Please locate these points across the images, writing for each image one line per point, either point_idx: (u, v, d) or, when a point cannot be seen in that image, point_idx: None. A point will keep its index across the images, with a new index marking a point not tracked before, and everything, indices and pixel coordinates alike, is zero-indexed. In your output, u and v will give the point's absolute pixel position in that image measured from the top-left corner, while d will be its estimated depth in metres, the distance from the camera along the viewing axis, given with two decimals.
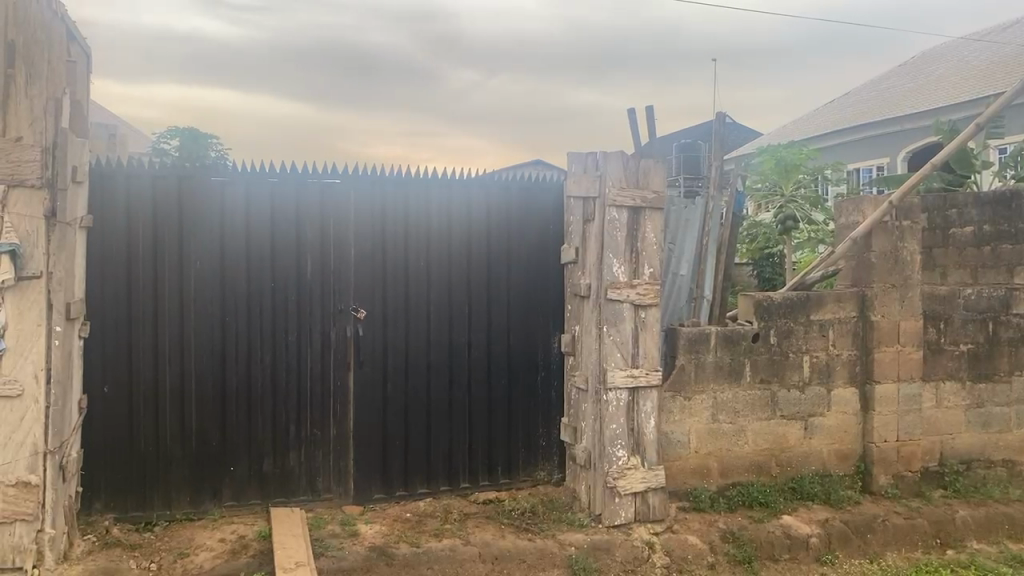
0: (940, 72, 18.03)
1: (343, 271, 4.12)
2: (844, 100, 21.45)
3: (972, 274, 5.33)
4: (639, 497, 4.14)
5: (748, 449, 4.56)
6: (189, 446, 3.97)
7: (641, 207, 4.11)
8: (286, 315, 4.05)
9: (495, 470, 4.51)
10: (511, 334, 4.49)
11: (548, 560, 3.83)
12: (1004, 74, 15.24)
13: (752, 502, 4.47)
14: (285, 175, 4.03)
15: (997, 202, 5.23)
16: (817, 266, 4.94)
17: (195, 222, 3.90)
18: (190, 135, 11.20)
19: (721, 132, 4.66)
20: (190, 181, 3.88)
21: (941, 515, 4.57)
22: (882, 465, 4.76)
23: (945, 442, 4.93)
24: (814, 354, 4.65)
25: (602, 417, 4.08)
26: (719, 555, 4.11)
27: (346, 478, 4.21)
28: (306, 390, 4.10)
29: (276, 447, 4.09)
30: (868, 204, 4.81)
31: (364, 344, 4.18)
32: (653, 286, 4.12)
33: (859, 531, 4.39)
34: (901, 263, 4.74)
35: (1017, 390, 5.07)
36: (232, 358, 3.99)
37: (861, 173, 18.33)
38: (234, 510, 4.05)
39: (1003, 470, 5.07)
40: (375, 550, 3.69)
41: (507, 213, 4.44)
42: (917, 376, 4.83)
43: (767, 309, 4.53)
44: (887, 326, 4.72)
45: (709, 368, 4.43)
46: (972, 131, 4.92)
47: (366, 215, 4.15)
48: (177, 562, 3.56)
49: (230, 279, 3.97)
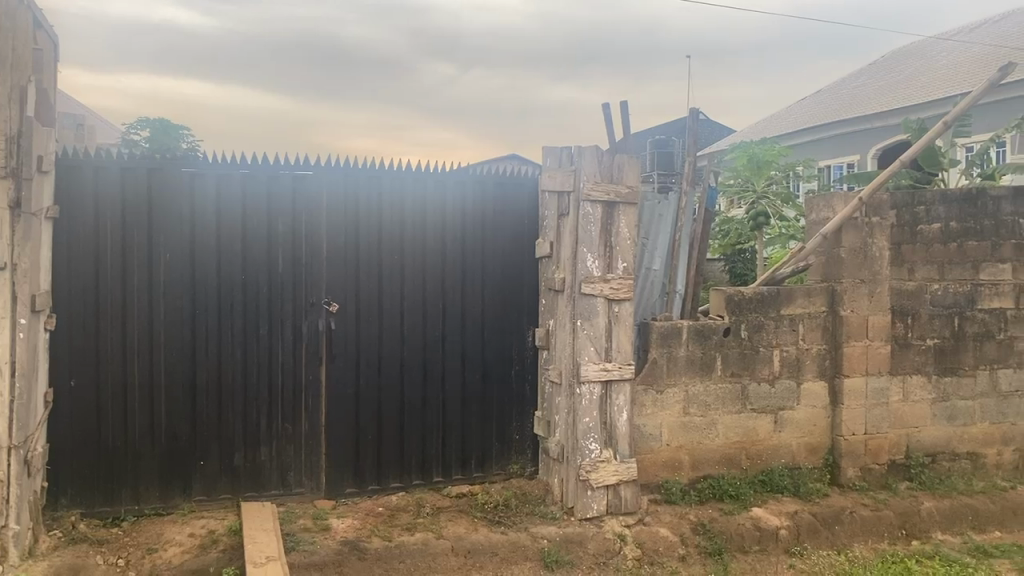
0: (908, 72, 18.26)
1: (315, 264, 4.09)
2: (815, 98, 21.69)
3: (938, 270, 5.32)
4: (611, 489, 4.18)
5: (719, 442, 4.60)
6: (158, 440, 3.92)
7: (615, 201, 4.13)
8: (257, 309, 4.02)
9: (469, 463, 4.51)
10: (485, 328, 4.48)
11: (520, 553, 3.85)
12: (973, 75, 15.45)
13: (723, 494, 4.52)
14: (256, 167, 3.98)
15: (965, 201, 5.26)
16: (788, 262, 4.97)
17: (164, 214, 3.85)
18: (161, 125, 11.07)
19: (695, 128, 4.67)
20: (159, 172, 3.83)
21: (908, 507, 4.64)
22: (850, 457, 4.83)
23: (912, 435, 5.02)
24: (785, 348, 4.71)
25: (576, 410, 4.11)
26: (692, 548, 4.14)
27: (318, 472, 4.18)
28: (278, 385, 4.07)
29: (246, 442, 4.05)
30: (839, 201, 4.88)
31: (337, 338, 4.15)
32: (627, 281, 4.15)
33: (827, 522, 4.45)
34: (870, 258, 4.81)
35: (982, 384, 5.16)
36: (202, 351, 3.95)
37: (831, 171, 18.54)
38: (204, 504, 4.01)
39: (968, 463, 5.16)
40: (347, 544, 3.68)
41: (481, 207, 4.43)
42: (885, 370, 4.90)
43: (739, 305, 4.58)
44: (856, 321, 4.78)
45: (682, 362, 4.47)
46: (941, 129, 4.98)
47: (339, 208, 4.12)
48: (145, 558, 3.53)
49: (200, 271, 3.92)
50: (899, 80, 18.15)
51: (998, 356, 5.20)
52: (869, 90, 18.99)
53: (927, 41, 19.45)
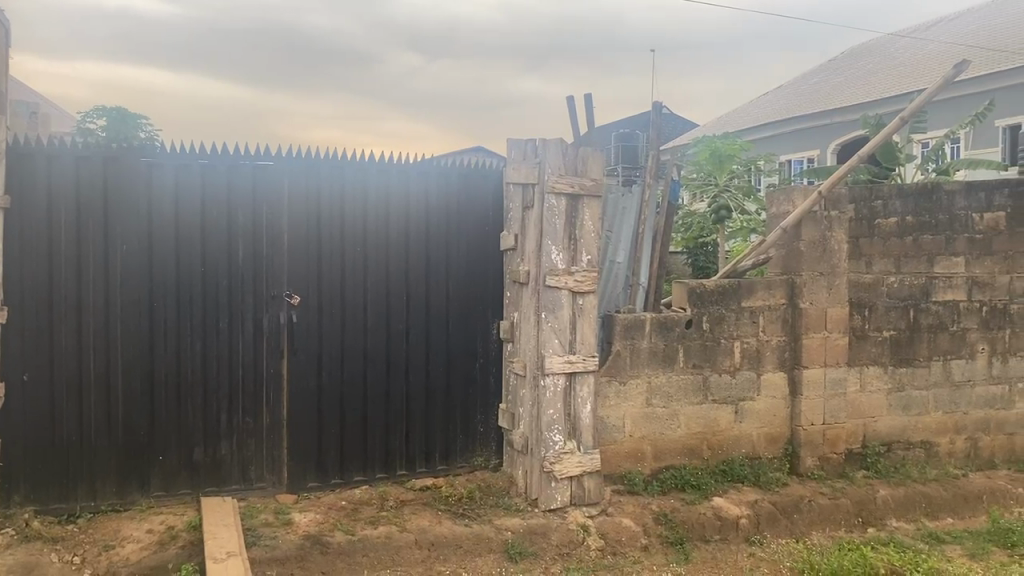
0: (868, 68, 18.56)
1: (276, 256, 4.04)
2: (777, 93, 21.96)
3: (895, 262, 5.21)
4: (574, 481, 4.20)
5: (681, 433, 4.65)
6: (115, 436, 3.85)
7: (579, 194, 4.14)
8: (217, 302, 3.96)
9: (433, 457, 4.49)
10: (450, 321, 4.47)
11: (484, 545, 3.86)
12: (929, 73, 15.76)
13: (684, 484, 4.57)
14: (215, 158, 3.91)
15: (920, 195, 5.21)
16: (749, 255, 5.03)
17: (121, 206, 3.77)
18: (116, 114, 10.81)
19: (658, 122, 4.69)
20: (116, 161, 3.74)
21: (864, 495, 4.74)
22: (809, 447, 4.92)
23: (869, 425, 5.12)
24: (745, 340, 4.77)
25: (540, 402, 4.12)
26: (654, 538, 4.18)
27: (280, 466, 4.14)
28: (238, 378, 4.02)
29: (206, 437, 3.99)
30: (798, 194, 4.95)
31: (298, 331, 4.10)
32: (591, 274, 4.17)
33: (786, 511, 4.52)
34: (828, 252, 4.90)
35: (935, 374, 5.28)
36: (160, 343, 3.88)
37: (792, 166, 18.81)
38: (162, 500, 3.95)
39: (922, 452, 5.28)
40: (309, 539, 3.65)
41: (445, 199, 4.41)
42: (843, 361, 4.99)
43: (700, 297, 4.63)
44: (814, 314, 4.86)
45: (645, 353, 4.50)
46: (897, 125, 5.06)
47: (301, 199, 4.07)
48: (101, 555, 3.47)
49: (158, 262, 3.85)
50: (857, 76, 18.45)
51: (951, 347, 5.31)
52: (829, 86, 19.27)
53: (885, 39, 19.79)
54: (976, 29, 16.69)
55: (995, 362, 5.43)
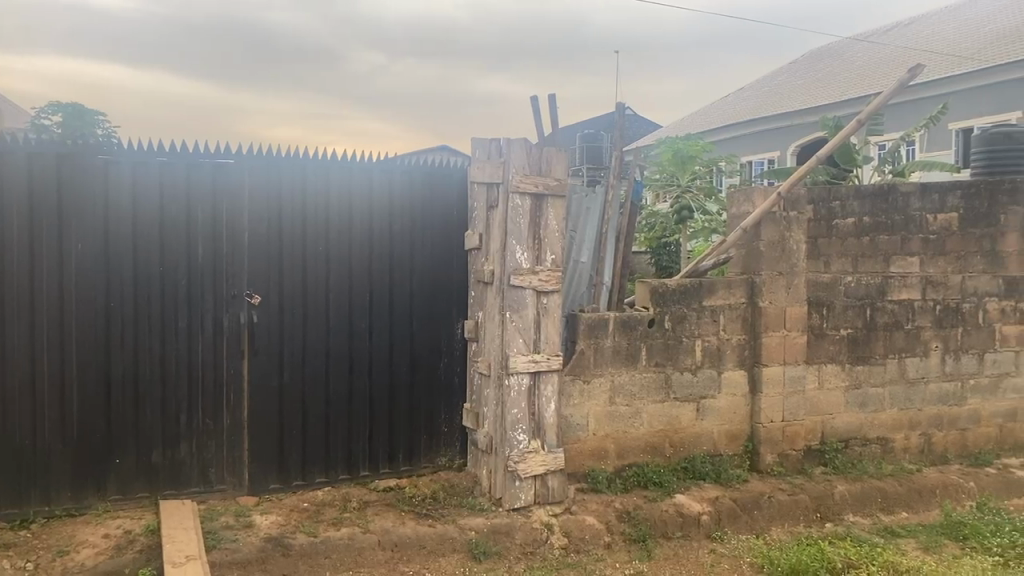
0: (827, 70, 18.89)
1: (236, 255, 3.98)
2: (738, 95, 22.25)
3: (851, 262, 5.71)
4: (538, 479, 4.21)
5: (643, 430, 4.68)
6: (69, 438, 3.77)
7: (543, 193, 4.16)
8: (176, 301, 3.90)
9: (396, 457, 4.48)
10: (414, 320, 4.45)
11: (448, 545, 3.86)
12: (885, 76, 16.10)
13: (647, 482, 4.61)
14: (174, 155, 3.85)
15: (876, 197, 5.65)
16: (710, 255, 5.10)
17: (76, 204, 3.69)
18: (73, 111, 10.61)
19: (622, 123, 4.71)
20: (71, 158, 3.67)
21: (822, 491, 4.83)
22: (769, 444, 5.00)
23: (826, 421, 5.21)
24: (706, 339, 4.82)
25: (504, 402, 4.12)
26: (617, 535, 4.22)
27: (240, 468, 4.09)
28: (198, 378, 3.96)
29: (164, 439, 3.92)
30: (758, 195, 5.03)
31: (259, 331, 4.06)
32: (555, 273, 4.19)
33: (746, 508, 4.58)
34: (788, 252, 4.97)
35: (891, 371, 5.39)
36: (117, 344, 3.81)
37: (753, 167, 19.07)
38: (119, 504, 3.88)
39: (878, 448, 5.39)
40: (271, 540, 3.61)
41: (409, 197, 4.39)
42: (802, 359, 5.07)
43: (663, 297, 4.68)
44: (773, 312, 4.94)
45: (608, 352, 4.53)
46: (855, 126, 5.10)
47: (262, 197, 4.02)
48: (56, 561, 3.39)
49: (115, 261, 3.78)
50: (817, 79, 18.78)
51: (906, 345, 5.42)
52: (789, 88, 19.58)
53: (844, 43, 20.18)
54: (931, 33, 17.10)
55: (948, 359, 5.55)
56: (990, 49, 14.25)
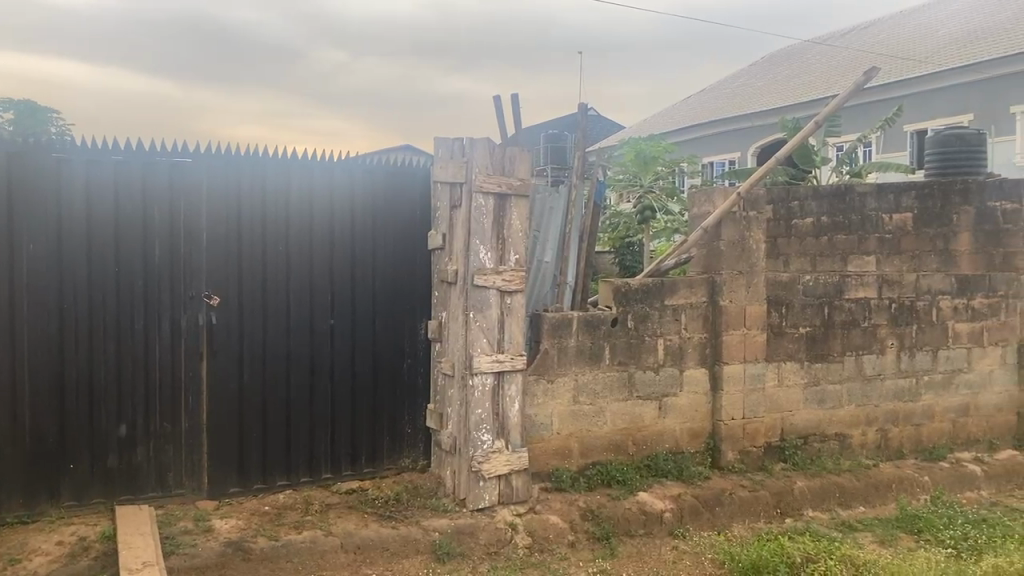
0: (786, 72, 19.19)
1: (194, 254, 3.92)
2: (700, 96, 22.48)
3: (810, 262, 5.99)
4: (502, 479, 4.21)
5: (606, 429, 4.70)
6: (21, 443, 3.67)
7: (507, 193, 4.16)
8: (132, 302, 3.82)
9: (359, 459, 4.44)
10: (376, 320, 4.42)
11: (411, 547, 3.84)
12: (843, 79, 16.40)
13: (611, 480, 4.64)
14: (130, 154, 3.77)
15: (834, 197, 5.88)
16: (671, 255, 5.13)
17: (26, 203, 3.59)
18: (25, 107, 10.34)
19: (585, 123, 4.73)
20: (22, 156, 3.57)
21: (782, 487, 4.90)
22: (730, 441, 5.06)
23: (786, 418, 5.28)
24: (668, 337, 4.86)
25: (468, 403, 4.12)
26: (580, 534, 4.23)
27: (200, 471, 4.02)
28: (155, 380, 3.88)
29: (120, 443, 3.84)
30: (719, 195, 5.11)
31: (218, 332, 3.99)
32: (519, 273, 4.20)
33: (708, 504, 4.63)
34: (747, 251, 5.03)
35: (849, 368, 5.49)
36: (71, 345, 3.72)
37: (715, 167, 19.29)
38: (74, 510, 3.79)
39: (836, 443, 5.48)
40: (231, 545, 3.56)
41: (371, 196, 4.36)
42: (761, 357, 5.14)
43: (626, 296, 4.71)
44: (733, 310, 5.00)
45: (571, 352, 4.55)
46: (813, 128, 5.17)
47: (220, 196, 3.96)
48: (7, 569, 3.29)
49: (68, 261, 3.69)
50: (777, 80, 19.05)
51: (863, 343, 5.52)
52: (750, 89, 19.84)
53: (802, 46, 20.51)
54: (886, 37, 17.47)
55: (903, 356, 5.67)
56: (942, 53, 14.59)
